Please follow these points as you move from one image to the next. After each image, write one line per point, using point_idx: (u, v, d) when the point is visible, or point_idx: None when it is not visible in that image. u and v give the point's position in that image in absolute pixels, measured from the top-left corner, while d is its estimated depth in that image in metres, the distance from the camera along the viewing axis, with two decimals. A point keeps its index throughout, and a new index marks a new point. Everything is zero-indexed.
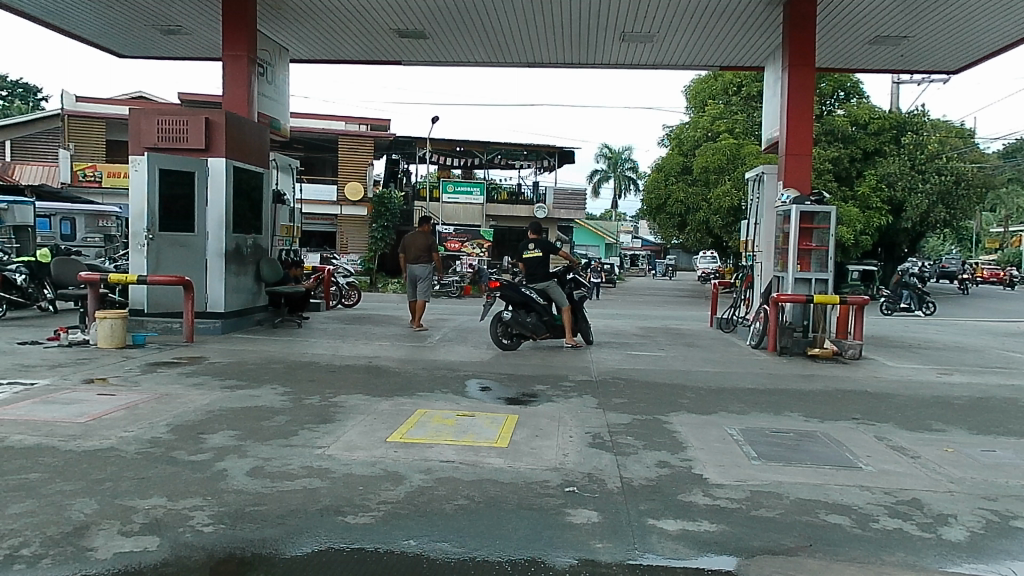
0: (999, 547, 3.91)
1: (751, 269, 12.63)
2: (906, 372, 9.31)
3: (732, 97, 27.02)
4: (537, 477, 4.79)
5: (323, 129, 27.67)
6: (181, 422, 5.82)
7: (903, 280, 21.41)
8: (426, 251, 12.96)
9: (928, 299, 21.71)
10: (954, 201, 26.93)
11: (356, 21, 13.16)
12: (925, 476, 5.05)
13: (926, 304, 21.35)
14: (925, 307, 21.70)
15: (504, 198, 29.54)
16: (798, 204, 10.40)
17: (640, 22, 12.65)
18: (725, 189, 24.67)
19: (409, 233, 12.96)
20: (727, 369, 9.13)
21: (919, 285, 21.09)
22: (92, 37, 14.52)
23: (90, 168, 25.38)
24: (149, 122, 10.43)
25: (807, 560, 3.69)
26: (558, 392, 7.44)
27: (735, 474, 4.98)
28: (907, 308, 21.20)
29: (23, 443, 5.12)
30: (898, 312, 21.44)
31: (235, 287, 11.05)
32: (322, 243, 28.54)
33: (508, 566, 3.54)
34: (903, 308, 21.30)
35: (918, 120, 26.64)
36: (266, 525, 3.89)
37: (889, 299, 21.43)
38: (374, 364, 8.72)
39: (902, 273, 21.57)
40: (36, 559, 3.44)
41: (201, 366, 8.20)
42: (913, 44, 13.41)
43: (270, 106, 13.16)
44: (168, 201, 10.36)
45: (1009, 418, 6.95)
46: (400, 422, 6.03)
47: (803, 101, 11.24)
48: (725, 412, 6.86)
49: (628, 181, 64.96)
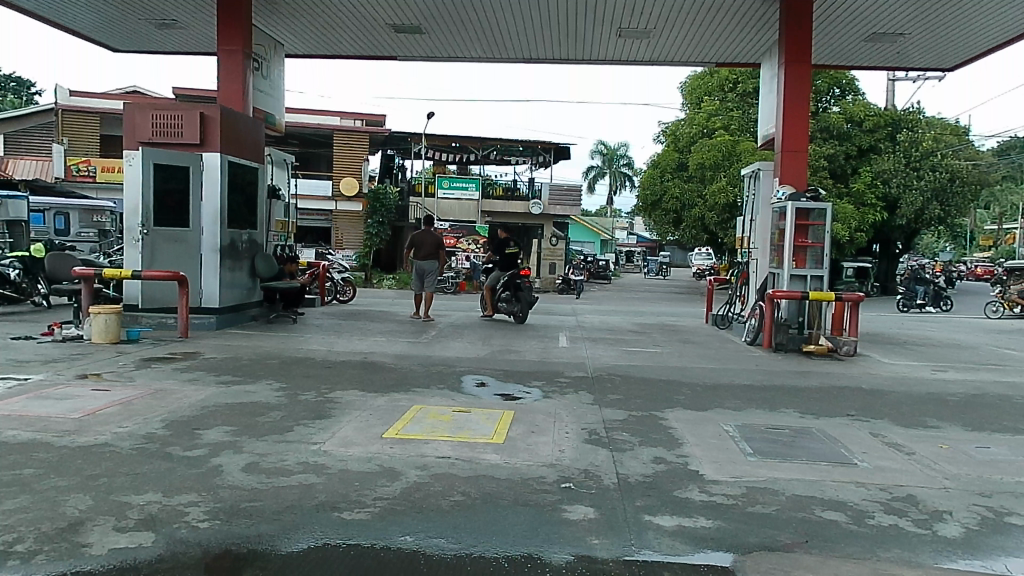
0: (994, 543, 3.92)
1: (745, 265, 12.65)
2: (901, 369, 9.33)
3: (728, 94, 27.03)
4: (532, 473, 4.79)
5: (317, 125, 27.42)
6: (176, 418, 5.80)
7: (917, 276, 21.73)
8: (437, 246, 13.48)
9: (944, 294, 22.20)
10: (949, 199, 27.00)
11: (352, 16, 13.12)
12: (920, 472, 5.07)
13: (943, 300, 21.92)
14: (941, 302, 22.12)
15: (500, 194, 29.01)
16: (794, 200, 10.44)
17: (636, 17, 12.59)
18: (721, 186, 24.63)
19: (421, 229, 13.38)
20: (723, 366, 9.14)
21: (934, 281, 21.47)
22: (86, 31, 14.43)
23: (84, 163, 25.33)
24: (143, 116, 10.38)
25: (803, 556, 3.70)
26: (554, 388, 7.45)
27: (731, 470, 4.98)
28: (922, 305, 21.57)
29: (16, 439, 5.09)
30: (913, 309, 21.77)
31: (229, 283, 11.02)
32: (317, 238, 28.83)
33: (505, 563, 3.53)
34: (919, 304, 21.54)
35: (913, 117, 26.57)
36: (261, 520, 3.88)
37: (905, 296, 21.67)
38: (369, 359, 8.70)
39: (915, 269, 21.87)
40: (29, 555, 3.42)
41: (195, 361, 8.15)
42: (909, 41, 13.41)
43: (266, 101, 13.13)
44: (162, 196, 10.32)
45: (1003, 415, 6.97)
46: (396, 418, 6.01)
47: (799, 98, 11.24)
48: (720, 408, 6.87)
49: (624, 177, 65.04)
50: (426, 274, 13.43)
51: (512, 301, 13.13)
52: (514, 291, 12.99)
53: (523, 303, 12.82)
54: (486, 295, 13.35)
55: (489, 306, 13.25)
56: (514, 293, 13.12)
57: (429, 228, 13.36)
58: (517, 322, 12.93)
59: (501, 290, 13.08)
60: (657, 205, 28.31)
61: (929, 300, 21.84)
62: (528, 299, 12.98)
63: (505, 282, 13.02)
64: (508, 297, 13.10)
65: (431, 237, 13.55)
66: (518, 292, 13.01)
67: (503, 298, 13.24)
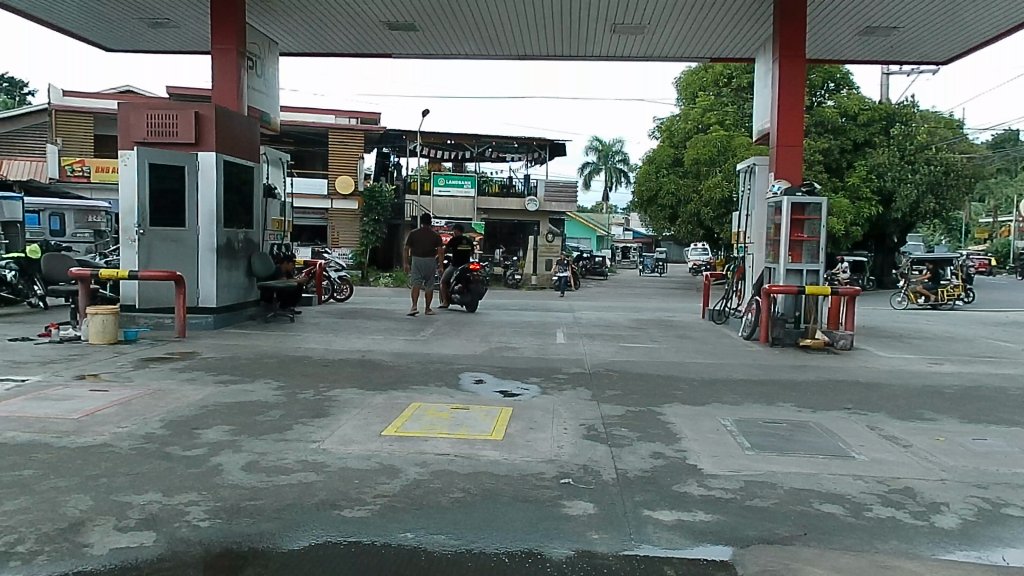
0: (991, 534, 3.95)
1: (742, 260, 12.66)
2: (897, 363, 9.35)
3: (723, 88, 27.07)
4: (531, 469, 4.80)
5: (312, 123, 27.35)
6: (174, 417, 5.81)
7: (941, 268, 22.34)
8: (436, 244, 13.59)
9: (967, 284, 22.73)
10: (944, 191, 26.86)
11: (346, 14, 13.10)
12: (917, 465, 5.09)
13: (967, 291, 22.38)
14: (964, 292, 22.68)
15: (496, 190, 29.03)
16: (789, 195, 10.46)
17: (629, 13, 12.62)
18: (715, 181, 24.71)
19: (418, 228, 13.41)
20: (720, 362, 9.15)
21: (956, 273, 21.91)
22: (79, 30, 14.38)
23: (78, 164, 25.24)
24: (138, 115, 10.36)
25: (802, 549, 3.72)
26: (552, 384, 7.47)
27: (729, 464, 5.01)
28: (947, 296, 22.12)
29: (15, 440, 5.10)
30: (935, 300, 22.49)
31: (227, 282, 11.01)
32: (313, 237, 28.77)
33: (505, 558, 3.56)
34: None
35: (907, 112, 26.70)
36: (262, 519, 3.89)
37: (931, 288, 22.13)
38: (367, 358, 8.71)
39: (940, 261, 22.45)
40: (31, 556, 3.42)
41: (193, 361, 8.15)
42: (903, 35, 13.46)
43: (260, 100, 13.11)
44: (158, 195, 10.31)
45: (999, 407, 7.01)
46: (395, 415, 6.05)
47: (794, 92, 11.26)
48: (718, 403, 6.89)
49: (619, 173, 65.13)
50: (426, 273, 13.58)
51: (462, 293, 14.44)
52: (465, 284, 14.37)
53: (473, 294, 14.26)
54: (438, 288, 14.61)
55: (442, 297, 14.56)
56: (465, 286, 14.43)
57: (429, 226, 13.41)
58: (468, 311, 14.31)
59: (453, 283, 14.43)
60: (654, 200, 28.26)
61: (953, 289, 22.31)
62: (478, 291, 14.43)
63: (457, 276, 14.33)
64: (460, 289, 14.46)
65: (429, 235, 13.61)
66: (469, 285, 14.43)
67: (454, 291, 14.58)
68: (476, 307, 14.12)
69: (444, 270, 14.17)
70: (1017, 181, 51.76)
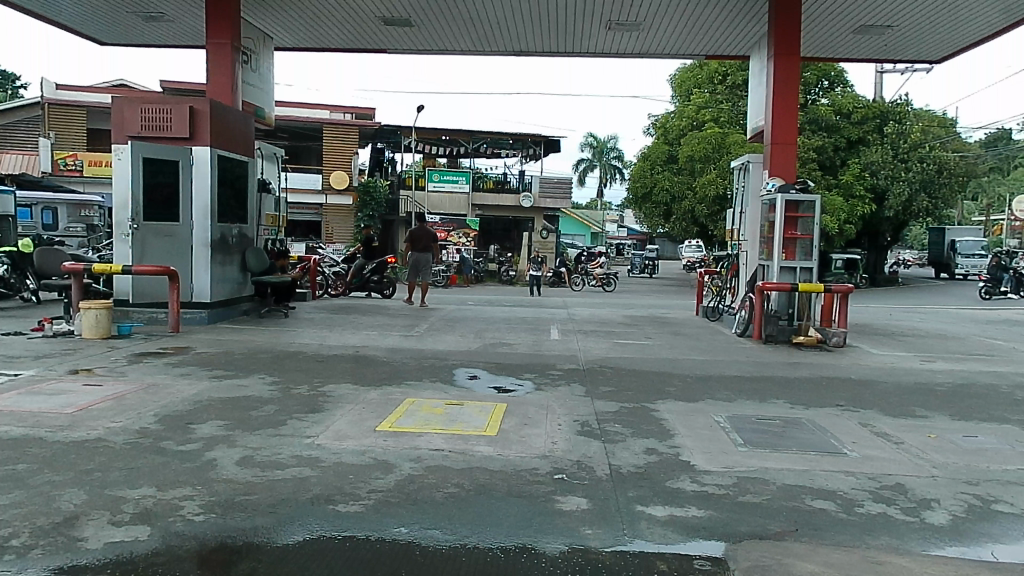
0: (981, 530, 3.98)
1: (736, 257, 12.75)
2: (890, 360, 9.43)
3: (717, 86, 27.19)
4: (526, 464, 4.82)
5: (307, 118, 27.30)
6: (168, 413, 5.80)
7: (1002, 265, 22.87)
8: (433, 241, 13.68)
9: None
10: (937, 190, 27.05)
11: (341, 9, 13.07)
12: (908, 461, 5.13)
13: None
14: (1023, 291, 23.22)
15: (490, 186, 29.26)
16: (784, 193, 10.48)
17: (625, 11, 12.65)
18: (710, 178, 24.79)
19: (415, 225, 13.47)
20: (714, 358, 9.21)
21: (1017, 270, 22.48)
22: (73, 24, 14.33)
23: (71, 157, 25.20)
24: (133, 110, 10.32)
25: (793, 544, 3.75)
26: (546, 381, 7.48)
27: (722, 460, 5.04)
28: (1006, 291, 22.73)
29: (8, 435, 5.08)
30: (996, 296, 23.06)
31: (220, 277, 10.99)
32: (306, 232, 28.71)
33: (498, 553, 3.58)
34: (1002, 292, 22.78)
35: (901, 110, 26.89)
36: (257, 514, 3.89)
37: (990, 283, 22.85)
38: (362, 354, 8.70)
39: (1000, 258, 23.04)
40: (25, 550, 3.42)
41: (187, 357, 8.12)
42: (897, 34, 13.52)
43: (255, 94, 13.07)
44: (152, 189, 10.25)
45: (990, 404, 7.08)
46: (388, 411, 6.03)
47: (789, 90, 11.27)
48: (711, 399, 6.93)
49: (614, 170, 65.14)
50: (420, 267, 13.78)
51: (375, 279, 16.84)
52: (380, 272, 16.88)
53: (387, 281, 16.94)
54: (351, 277, 16.67)
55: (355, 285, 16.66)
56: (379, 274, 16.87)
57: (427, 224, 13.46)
58: (383, 296, 16.69)
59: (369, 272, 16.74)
60: (648, 197, 28.14)
61: (1011, 286, 22.97)
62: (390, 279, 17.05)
63: (373, 266, 16.76)
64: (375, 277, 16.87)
65: (427, 232, 13.67)
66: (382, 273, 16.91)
67: (370, 279, 16.85)
68: (389, 291, 16.69)
69: (360, 262, 16.46)
70: (1010, 179, 52.30)
